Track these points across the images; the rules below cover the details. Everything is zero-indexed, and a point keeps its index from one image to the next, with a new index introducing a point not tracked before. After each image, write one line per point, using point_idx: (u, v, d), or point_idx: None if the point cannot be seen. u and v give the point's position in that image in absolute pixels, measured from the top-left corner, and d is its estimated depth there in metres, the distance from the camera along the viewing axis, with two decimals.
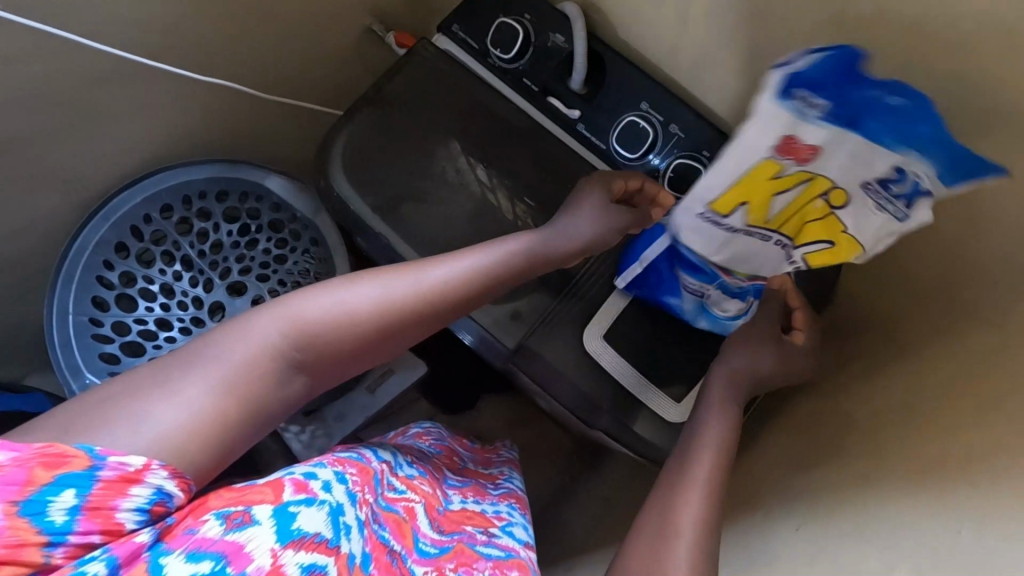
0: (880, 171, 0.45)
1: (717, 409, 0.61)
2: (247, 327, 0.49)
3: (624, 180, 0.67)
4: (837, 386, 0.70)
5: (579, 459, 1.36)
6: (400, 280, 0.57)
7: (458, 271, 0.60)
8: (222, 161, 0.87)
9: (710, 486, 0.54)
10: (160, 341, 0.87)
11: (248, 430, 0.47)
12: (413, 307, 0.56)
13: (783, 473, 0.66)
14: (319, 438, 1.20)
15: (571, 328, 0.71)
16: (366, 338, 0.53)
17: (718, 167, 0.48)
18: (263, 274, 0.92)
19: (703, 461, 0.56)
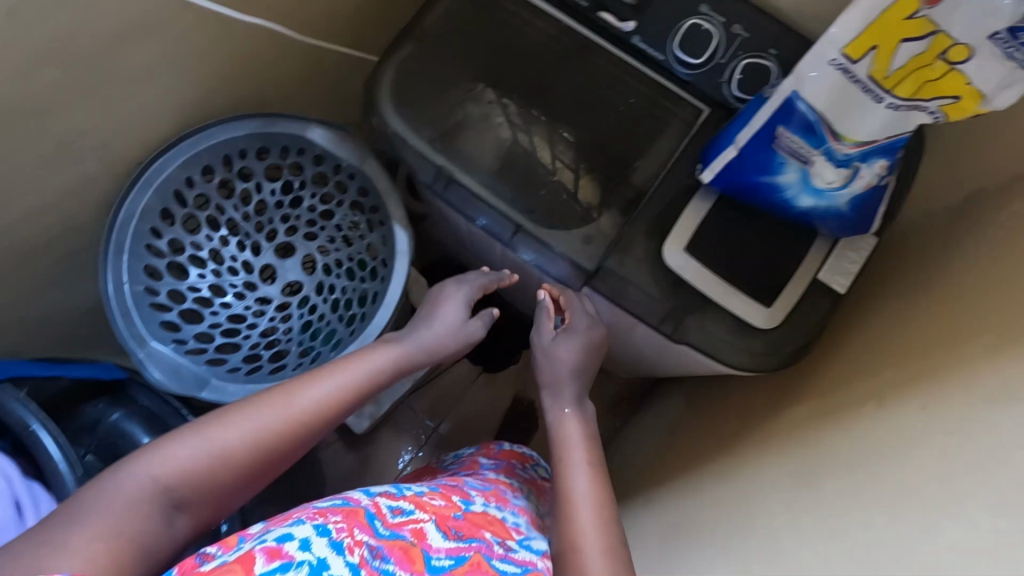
0: (1012, 15, 0.46)
1: (579, 417, 0.68)
2: (123, 476, 0.52)
3: (482, 288, 0.80)
4: (934, 280, 0.69)
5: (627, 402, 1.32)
6: (271, 405, 0.60)
7: (332, 386, 0.64)
8: (260, 116, 0.83)
9: (589, 496, 0.60)
10: (216, 307, 0.86)
11: (141, 568, 0.50)
12: (289, 428, 0.59)
13: (895, 369, 0.65)
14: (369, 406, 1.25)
15: (650, 246, 0.70)
16: (244, 465, 0.57)
17: (879, 11, 0.49)
18: (310, 231, 0.91)
19: (581, 475, 0.62)
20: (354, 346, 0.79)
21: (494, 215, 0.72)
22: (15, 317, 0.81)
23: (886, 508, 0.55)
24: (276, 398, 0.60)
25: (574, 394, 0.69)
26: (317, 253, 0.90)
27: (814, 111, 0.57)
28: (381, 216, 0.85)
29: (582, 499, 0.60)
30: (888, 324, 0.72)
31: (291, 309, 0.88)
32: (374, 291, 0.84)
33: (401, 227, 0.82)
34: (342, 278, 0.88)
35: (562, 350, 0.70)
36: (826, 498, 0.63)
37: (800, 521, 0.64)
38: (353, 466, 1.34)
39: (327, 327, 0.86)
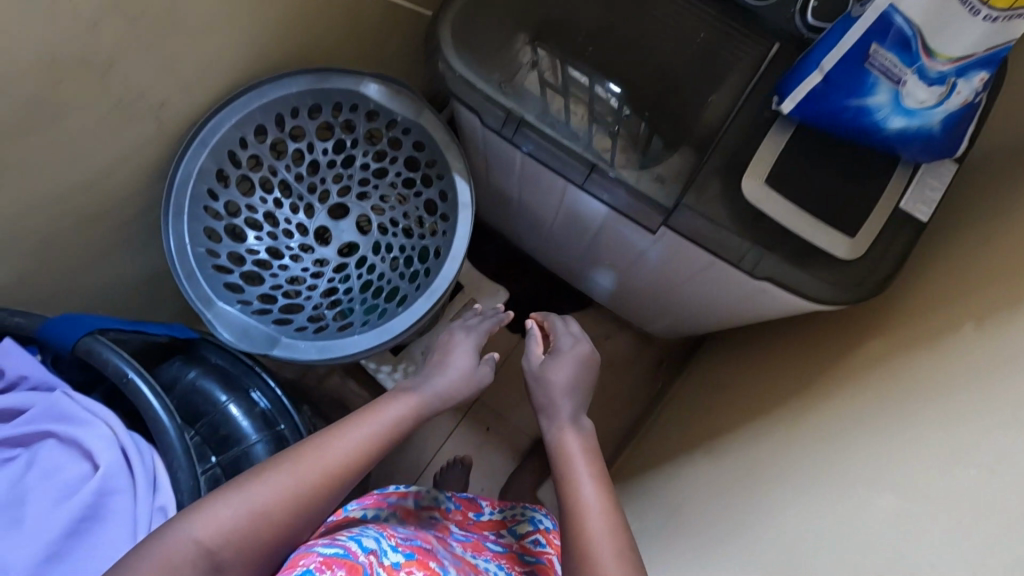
0: None
1: (574, 451, 0.71)
2: (166, 541, 0.54)
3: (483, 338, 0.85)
4: (994, 206, 0.68)
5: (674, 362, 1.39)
6: (302, 456, 0.61)
7: (360, 433, 0.65)
8: (313, 71, 0.81)
9: (597, 505, 0.64)
10: (275, 270, 0.85)
11: None
12: (320, 475, 0.60)
13: (953, 296, 0.65)
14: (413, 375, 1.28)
15: (727, 182, 0.69)
16: (280, 520, 0.57)
17: None
18: (363, 190, 0.90)
19: (587, 484, 0.67)
20: (422, 299, 0.78)
21: (566, 157, 0.72)
22: (76, 278, 0.80)
23: (963, 402, 0.54)
24: (306, 448, 0.62)
25: (572, 410, 0.75)
26: (371, 212, 0.90)
27: (911, 26, 0.55)
28: (439, 171, 0.84)
29: (592, 506, 0.64)
30: (943, 253, 0.72)
31: (349, 269, 0.88)
32: (435, 247, 0.83)
33: (462, 178, 0.81)
34: (399, 237, 0.87)
35: (559, 368, 0.78)
36: (897, 408, 0.61)
37: (869, 435, 0.62)
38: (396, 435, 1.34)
39: (388, 285, 0.85)
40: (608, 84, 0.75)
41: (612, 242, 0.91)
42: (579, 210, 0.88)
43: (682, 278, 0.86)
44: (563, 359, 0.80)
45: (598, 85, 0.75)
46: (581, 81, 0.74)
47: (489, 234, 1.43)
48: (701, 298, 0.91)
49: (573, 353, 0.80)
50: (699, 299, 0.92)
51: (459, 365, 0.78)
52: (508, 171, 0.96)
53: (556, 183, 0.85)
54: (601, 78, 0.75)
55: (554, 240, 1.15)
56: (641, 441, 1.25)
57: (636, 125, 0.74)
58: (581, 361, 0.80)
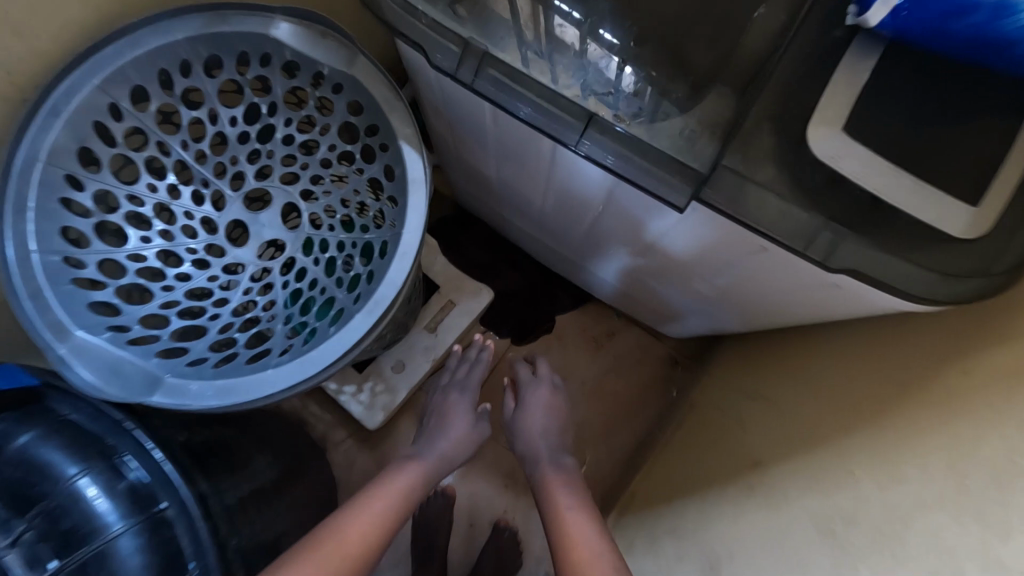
0: None
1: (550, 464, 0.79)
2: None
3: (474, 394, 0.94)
4: None
5: (687, 366, 1.18)
6: (321, 545, 0.66)
7: (370, 514, 0.71)
8: (204, 9, 0.59)
9: (580, 515, 0.69)
10: (170, 281, 0.64)
11: None
12: (340, 561, 0.65)
13: None
14: (381, 393, 1.08)
15: (783, 134, 0.48)
16: None
17: None
18: (289, 171, 0.69)
19: (572, 499, 0.72)
20: (359, 315, 0.56)
21: (551, 108, 0.50)
22: None
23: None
24: (325, 535, 0.67)
25: (550, 450, 0.80)
26: (301, 200, 0.69)
27: None
28: (382, 139, 0.62)
29: (575, 512, 0.70)
30: None
31: (272, 276, 0.67)
32: (380, 242, 0.62)
33: (408, 146, 0.59)
34: (335, 230, 0.67)
35: (534, 402, 0.86)
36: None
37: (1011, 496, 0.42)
38: (368, 464, 1.15)
39: (321, 295, 0.63)
40: (604, 39, 0.51)
41: (619, 224, 0.70)
42: (574, 184, 0.67)
43: (716, 268, 0.65)
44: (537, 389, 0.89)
45: (591, 39, 0.52)
46: (570, 40, 0.52)
47: (467, 222, 1.22)
48: (742, 292, 0.69)
49: (542, 394, 0.87)
50: (737, 292, 0.71)
51: (457, 427, 0.90)
52: (479, 137, 0.74)
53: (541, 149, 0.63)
54: (594, 27, 0.52)
55: (544, 227, 0.94)
56: (657, 461, 1.05)
57: (643, 86, 0.51)
58: (548, 397, 0.88)
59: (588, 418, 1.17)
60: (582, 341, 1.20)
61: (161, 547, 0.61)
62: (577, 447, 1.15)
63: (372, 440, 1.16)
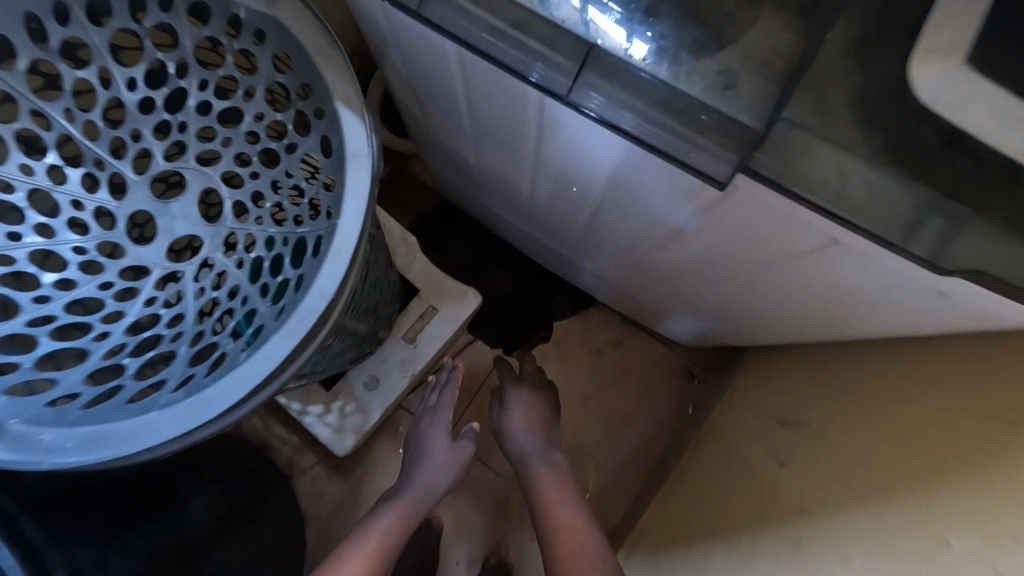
0: None
1: (544, 461, 0.71)
2: None
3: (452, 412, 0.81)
4: None
5: (703, 379, 1.03)
6: None
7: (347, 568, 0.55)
8: None
9: (574, 515, 0.62)
10: (48, 289, 0.50)
11: None
12: None
13: None
14: (352, 413, 0.94)
15: (873, 78, 0.33)
16: None
17: None
18: (207, 149, 0.54)
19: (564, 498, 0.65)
20: (277, 336, 0.42)
21: (539, 45, 0.35)
22: None
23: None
24: None
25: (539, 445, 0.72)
26: (223, 185, 0.54)
27: None
28: (316, 104, 0.47)
29: (567, 512, 0.62)
30: None
31: (184, 282, 0.52)
32: (315, 238, 0.47)
33: (346, 109, 0.45)
34: (264, 223, 0.52)
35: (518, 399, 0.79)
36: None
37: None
38: (341, 493, 1.00)
39: (241, 307, 0.49)
40: None
41: (624, 214, 0.55)
42: (569, 163, 0.52)
43: (752, 266, 0.50)
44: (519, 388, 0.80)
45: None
46: None
47: (452, 216, 1.07)
48: (780, 293, 0.54)
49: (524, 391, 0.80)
50: (776, 294, 0.56)
51: (438, 453, 0.75)
52: (448, 98, 0.59)
53: (524, 114, 0.48)
54: None
55: (536, 220, 0.80)
56: (674, 493, 0.91)
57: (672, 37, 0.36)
58: (532, 394, 0.80)
59: (590, 438, 1.03)
60: (583, 349, 1.06)
61: None
62: (579, 473, 1.01)
63: (344, 465, 1.01)
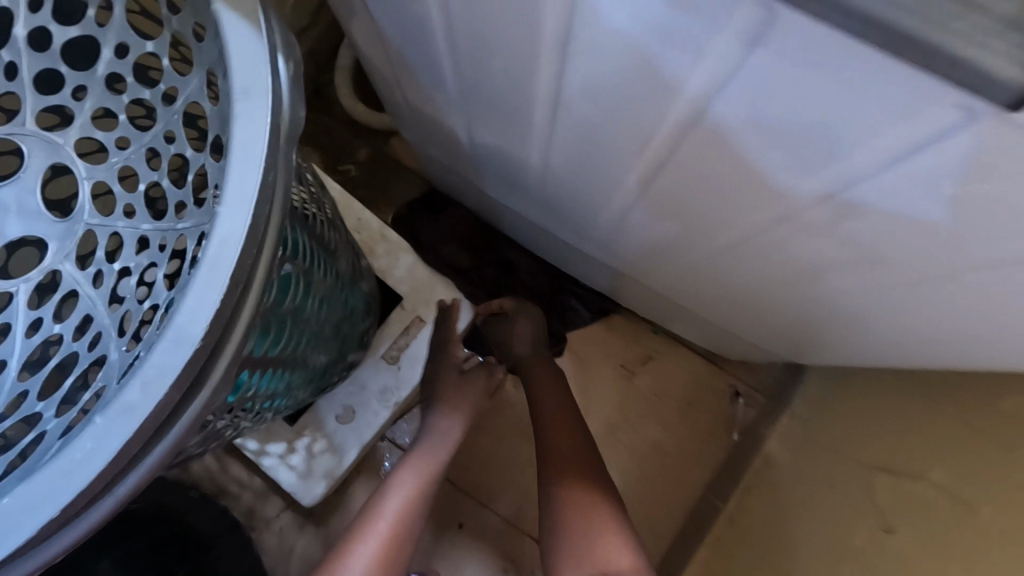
0: None
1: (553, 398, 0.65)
2: None
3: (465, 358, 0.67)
4: None
5: (753, 400, 0.85)
6: None
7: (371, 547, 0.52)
8: None
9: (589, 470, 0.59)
10: None
11: None
12: None
13: None
14: (323, 453, 0.76)
15: None
16: None
17: None
18: (53, 105, 0.35)
19: (575, 441, 0.62)
20: (92, 424, 0.23)
21: None
22: None
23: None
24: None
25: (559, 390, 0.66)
26: (79, 161, 0.36)
27: None
28: (194, 15, 0.29)
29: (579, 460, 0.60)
30: None
31: (10, 312, 0.33)
32: (197, 239, 0.30)
33: (231, 13, 0.26)
34: (134, 218, 0.33)
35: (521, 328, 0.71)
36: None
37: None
38: (313, 548, 0.82)
39: (89, 350, 0.31)
40: None
41: (671, 187, 0.41)
42: (620, 111, 0.34)
43: (824, 254, 0.39)
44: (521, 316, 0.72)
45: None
46: None
47: (444, 207, 0.89)
48: (917, 287, 0.37)
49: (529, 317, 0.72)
50: (860, 293, 0.43)
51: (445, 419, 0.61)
52: (423, 35, 0.40)
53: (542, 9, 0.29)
54: None
55: (545, 205, 0.62)
56: (726, 548, 0.74)
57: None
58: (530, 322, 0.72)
59: (618, 477, 0.84)
60: (605, 367, 0.88)
61: None
62: None
63: (317, 513, 0.83)
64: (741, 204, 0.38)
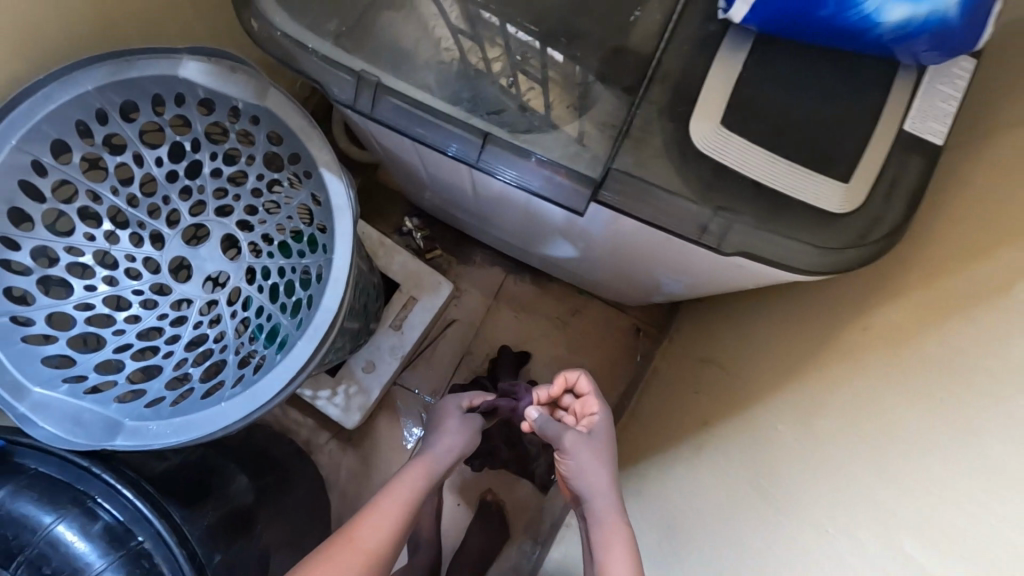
0: None
1: (599, 450, 0.65)
2: None
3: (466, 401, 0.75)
4: (999, 121, 0.53)
5: (649, 333, 1.23)
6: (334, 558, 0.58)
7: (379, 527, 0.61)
8: (106, 55, 0.60)
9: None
10: (121, 325, 0.67)
11: None
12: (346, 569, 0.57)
13: (965, 240, 0.50)
14: (356, 394, 1.13)
15: (666, 132, 0.50)
16: None
17: None
18: (223, 204, 0.71)
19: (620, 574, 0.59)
20: (300, 343, 0.59)
21: (454, 128, 0.52)
22: None
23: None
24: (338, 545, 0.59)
25: (592, 462, 0.63)
26: (238, 231, 0.71)
27: None
28: (305, 167, 0.64)
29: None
30: (945, 190, 0.56)
31: (219, 307, 0.69)
32: (316, 267, 0.65)
33: (329, 172, 0.61)
34: (275, 258, 0.69)
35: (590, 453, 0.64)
36: (932, 418, 0.46)
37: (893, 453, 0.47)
38: (354, 463, 1.20)
39: (269, 322, 0.67)
40: (524, 27, 0.54)
41: (542, 223, 0.76)
42: (503, 192, 0.70)
43: (623, 250, 0.72)
44: (592, 437, 0.65)
45: (511, 24, 0.54)
46: (491, 20, 0.54)
47: (423, 218, 1.25)
48: (658, 268, 0.75)
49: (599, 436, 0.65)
50: (645, 271, 0.80)
51: (459, 425, 0.73)
52: (401, 148, 0.75)
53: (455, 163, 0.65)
54: (506, 31, 0.54)
55: (483, 220, 0.97)
56: (627, 428, 1.12)
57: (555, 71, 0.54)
58: (602, 447, 0.65)
59: None
60: (548, 321, 1.24)
61: None
62: None
63: (354, 438, 1.20)
64: (568, 232, 0.74)
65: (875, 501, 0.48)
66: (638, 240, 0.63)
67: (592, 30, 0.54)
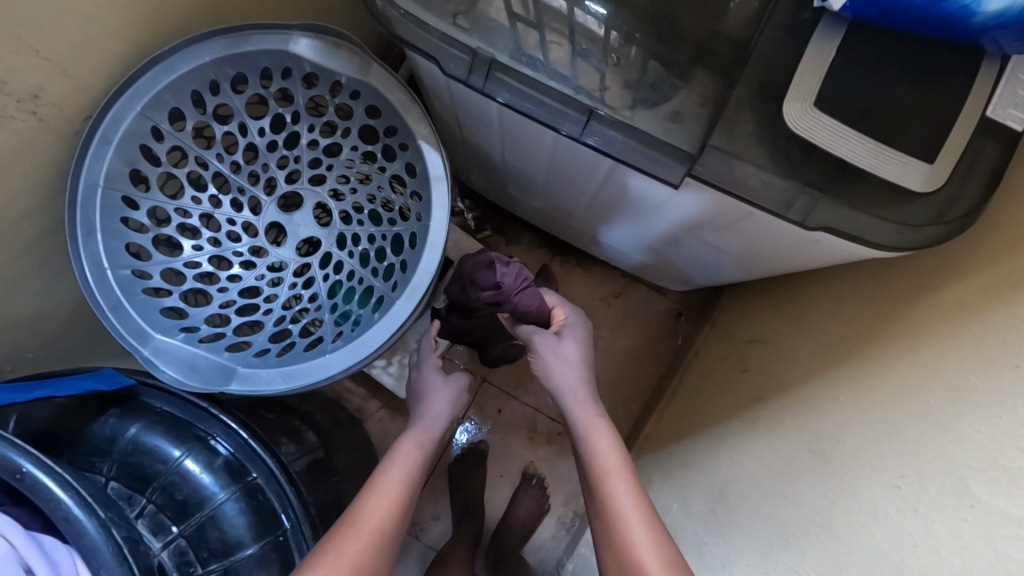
0: None
1: (559, 352, 0.70)
2: None
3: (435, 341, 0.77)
4: None
5: (691, 317, 1.26)
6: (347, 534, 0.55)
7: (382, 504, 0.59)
8: (224, 29, 0.64)
9: (628, 491, 0.58)
10: (224, 282, 0.72)
11: None
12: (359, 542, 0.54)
13: None
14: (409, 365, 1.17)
15: (760, 114, 0.54)
16: None
17: None
18: (316, 174, 0.76)
19: (616, 477, 0.60)
20: (399, 301, 0.64)
21: (558, 104, 0.56)
22: (25, 336, 0.68)
23: None
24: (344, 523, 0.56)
25: (554, 356, 0.69)
26: (330, 199, 0.76)
27: None
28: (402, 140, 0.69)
29: (607, 461, 0.61)
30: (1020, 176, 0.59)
31: (312, 270, 0.75)
32: (408, 233, 0.70)
33: (428, 144, 0.65)
34: (365, 224, 0.74)
35: (565, 354, 0.70)
36: (1000, 377, 0.48)
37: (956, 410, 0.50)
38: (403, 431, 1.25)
39: (360, 285, 0.72)
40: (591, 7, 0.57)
41: (609, 202, 0.79)
42: (578, 172, 0.73)
43: (686, 231, 0.75)
44: (568, 337, 0.71)
45: (577, 8, 0.57)
46: (556, 6, 0.57)
47: (476, 200, 1.29)
48: (721, 252, 0.78)
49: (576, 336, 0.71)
50: (707, 255, 0.83)
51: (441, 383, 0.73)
52: (479, 128, 0.78)
53: (544, 142, 0.69)
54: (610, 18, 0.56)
55: (541, 201, 1.01)
56: (667, 406, 1.15)
57: (655, 55, 0.57)
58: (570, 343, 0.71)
59: (603, 371, 1.26)
60: (592, 303, 1.28)
61: (263, 514, 0.61)
62: None
63: (404, 408, 1.26)
64: (637, 212, 0.77)
65: (942, 452, 0.49)
66: (711, 219, 0.67)
67: (687, 15, 0.57)
